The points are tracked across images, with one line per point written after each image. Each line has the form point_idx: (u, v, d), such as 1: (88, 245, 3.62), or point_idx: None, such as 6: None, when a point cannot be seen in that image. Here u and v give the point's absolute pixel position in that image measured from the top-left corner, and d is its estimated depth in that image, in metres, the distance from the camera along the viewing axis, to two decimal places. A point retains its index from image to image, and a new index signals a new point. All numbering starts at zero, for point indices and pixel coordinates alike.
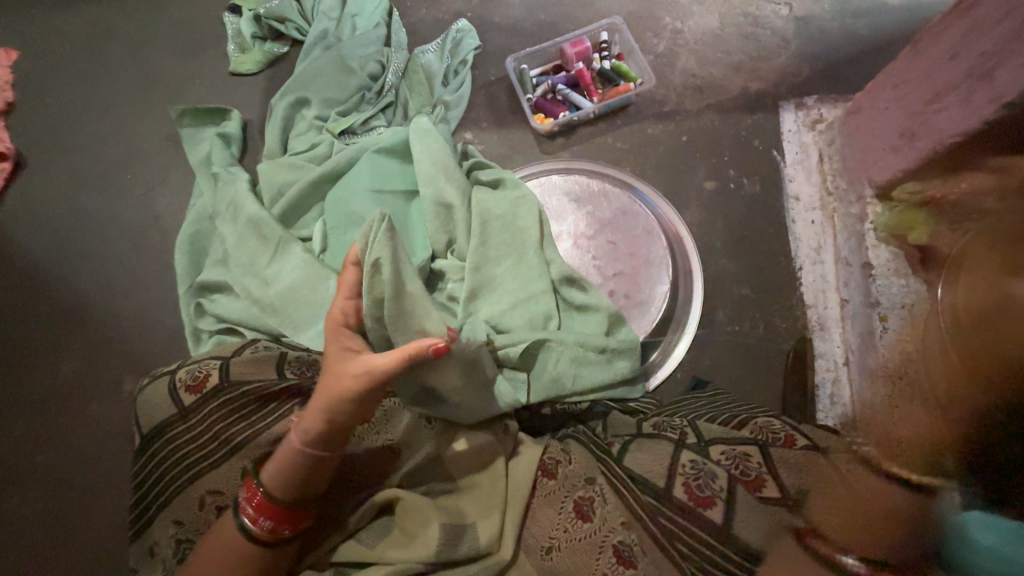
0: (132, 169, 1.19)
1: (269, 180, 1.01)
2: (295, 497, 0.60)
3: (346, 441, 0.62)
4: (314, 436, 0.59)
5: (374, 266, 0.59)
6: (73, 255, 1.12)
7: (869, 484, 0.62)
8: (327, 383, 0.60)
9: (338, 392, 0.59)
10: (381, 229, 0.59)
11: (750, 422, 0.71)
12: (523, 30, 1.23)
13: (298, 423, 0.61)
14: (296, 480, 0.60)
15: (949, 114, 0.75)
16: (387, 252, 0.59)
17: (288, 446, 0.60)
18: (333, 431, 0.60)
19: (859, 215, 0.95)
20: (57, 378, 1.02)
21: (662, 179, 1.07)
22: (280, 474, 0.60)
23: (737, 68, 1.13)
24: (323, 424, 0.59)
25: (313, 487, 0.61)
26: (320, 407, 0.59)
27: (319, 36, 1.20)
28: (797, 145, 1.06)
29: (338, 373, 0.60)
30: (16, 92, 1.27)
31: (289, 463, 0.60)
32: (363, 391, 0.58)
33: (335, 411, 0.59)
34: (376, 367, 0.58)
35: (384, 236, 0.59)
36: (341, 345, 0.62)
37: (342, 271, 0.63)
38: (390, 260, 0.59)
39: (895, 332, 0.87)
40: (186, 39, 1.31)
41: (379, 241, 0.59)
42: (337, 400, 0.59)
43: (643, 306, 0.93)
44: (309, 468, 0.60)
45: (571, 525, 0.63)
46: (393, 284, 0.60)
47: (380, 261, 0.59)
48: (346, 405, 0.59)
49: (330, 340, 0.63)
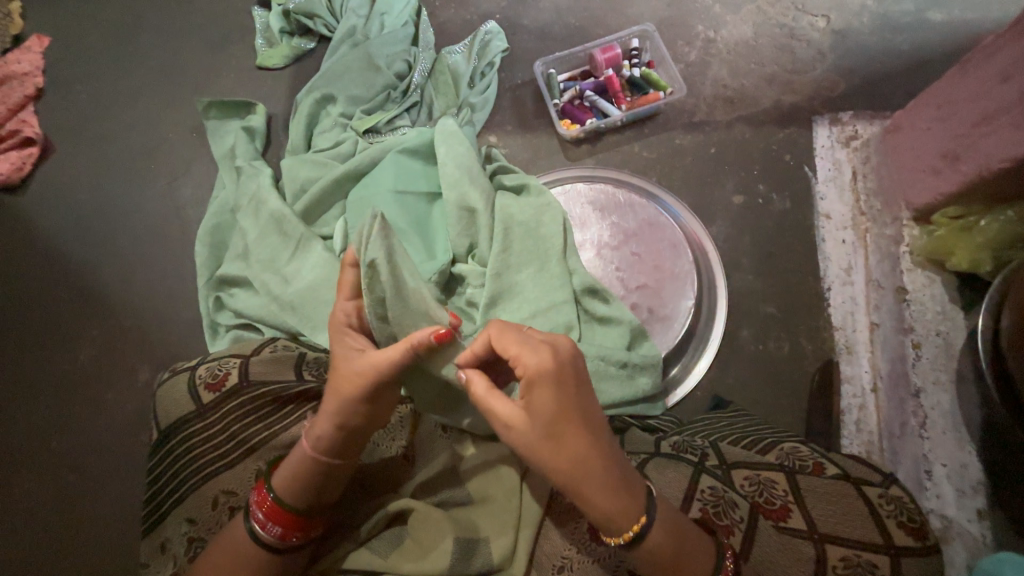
0: (157, 160, 1.20)
1: (293, 176, 1.01)
2: (311, 503, 0.59)
3: (358, 445, 0.60)
4: (326, 440, 0.58)
5: (370, 268, 0.56)
6: (96, 242, 1.13)
7: (902, 521, 0.60)
8: (334, 388, 0.58)
9: (344, 392, 0.57)
10: (375, 227, 0.57)
11: (776, 447, 0.68)
12: (551, 34, 1.22)
13: (308, 430, 0.59)
14: (311, 487, 0.59)
15: (997, 138, 0.72)
16: (383, 253, 0.57)
17: (301, 451, 0.59)
18: (345, 433, 0.58)
19: (893, 236, 0.92)
20: (76, 364, 1.03)
21: (689, 191, 1.05)
22: (294, 481, 0.59)
23: (770, 80, 1.11)
24: (335, 428, 0.58)
25: (329, 491, 0.60)
26: (330, 412, 0.58)
27: (347, 33, 1.19)
28: (830, 162, 1.03)
29: (341, 375, 0.58)
30: (47, 78, 1.29)
31: (301, 469, 0.59)
32: (370, 388, 0.57)
33: (345, 413, 0.57)
34: (380, 363, 0.56)
35: (376, 235, 0.57)
36: (344, 346, 0.60)
37: (340, 273, 0.62)
38: (387, 260, 0.57)
39: (929, 361, 0.84)
40: (215, 32, 1.31)
41: (372, 241, 0.57)
42: (345, 401, 0.57)
43: (666, 321, 0.91)
44: (325, 473, 0.59)
45: (586, 546, 0.62)
46: (394, 284, 0.58)
47: (377, 263, 0.56)
48: (355, 404, 0.57)
49: (332, 343, 0.61)
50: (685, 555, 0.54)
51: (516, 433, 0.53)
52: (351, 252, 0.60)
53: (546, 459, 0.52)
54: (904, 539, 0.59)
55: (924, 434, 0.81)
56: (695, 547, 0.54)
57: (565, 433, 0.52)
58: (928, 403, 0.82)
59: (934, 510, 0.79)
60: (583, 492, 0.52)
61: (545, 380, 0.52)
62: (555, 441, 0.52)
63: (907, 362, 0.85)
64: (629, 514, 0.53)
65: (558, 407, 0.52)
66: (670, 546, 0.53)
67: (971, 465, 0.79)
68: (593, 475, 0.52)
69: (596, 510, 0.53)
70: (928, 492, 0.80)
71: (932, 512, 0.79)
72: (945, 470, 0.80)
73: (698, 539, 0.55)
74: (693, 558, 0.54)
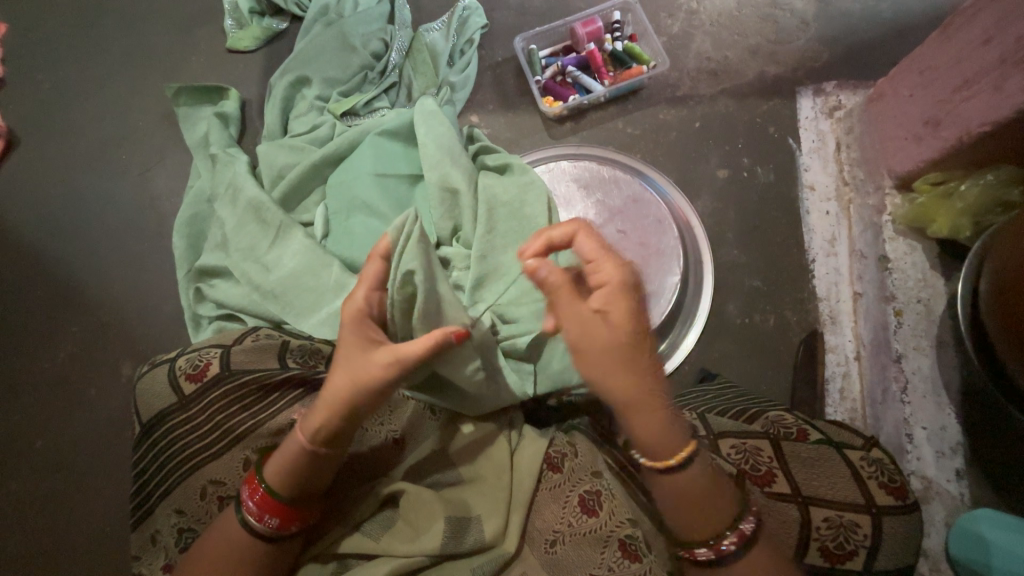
0: (129, 150, 1.16)
1: (270, 161, 0.98)
2: (304, 494, 0.59)
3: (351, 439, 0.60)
4: (329, 432, 0.58)
5: (406, 274, 0.58)
6: (69, 237, 1.09)
7: (883, 482, 0.61)
8: (348, 376, 0.57)
9: (364, 380, 0.56)
10: (416, 228, 0.58)
11: (761, 416, 0.69)
12: (531, 8, 1.19)
13: (305, 419, 0.58)
14: (302, 477, 0.58)
15: (977, 102, 0.72)
16: (418, 261, 0.57)
17: (297, 443, 0.58)
18: (350, 424, 0.58)
19: (876, 206, 0.93)
20: (56, 362, 1.01)
21: (674, 166, 1.04)
22: (288, 470, 0.58)
23: (754, 51, 1.09)
24: (342, 415, 0.57)
25: (320, 481, 0.60)
26: (336, 402, 0.57)
27: (320, 12, 1.15)
28: (814, 133, 1.02)
29: (359, 365, 0.57)
30: (7, 67, 1.23)
31: (294, 458, 0.58)
32: (389, 382, 0.56)
33: (356, 402, 0.57)
34: (407, 355, 0.55)
35: (417, 239, 0.57)
36: (363, 337, 0.58)
37: (366, 263, 0.59)
38: (422, 271, 0.58)
39: (910, 327, 0.85)
40: (183, 14, 1.26)
41: (410, 247, 0.57)
42: (361, 391, 0.56)
43: (653, 297, 0.91)
44: (323, 461, 0.59)
45: (576, 519, 0.63)
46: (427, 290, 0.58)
47: (414, 271, 0.57)
48: (370, 395, 0.57)
49: (346, 332, 0.58)
50: (711, 503, 0.57)
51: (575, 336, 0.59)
52: (384, 242, 0.58)
53: (621, 370, 0.57)
54: (886, 500, 0.60)
55: (905, 398, 0.83)
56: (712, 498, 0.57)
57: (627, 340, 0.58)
58: (909, 368, 0.84)
59: (915, 471, 0.81)
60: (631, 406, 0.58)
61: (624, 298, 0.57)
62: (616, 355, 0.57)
63: (888, 329, 0.87)
64: (675, 446, 0.57)
65: (635, 321, 0.58)
66: (699, 488, 0.57)
67: (950, 427, 0.81)
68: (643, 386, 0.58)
69: (655, 418, 0.58)
70: (910, 455, 0.82)
71: (913, 474, 0.81)
72: (926, 433, 0.82)
73: (725, 492, 0.57)
74: (714, 503, 0.56)
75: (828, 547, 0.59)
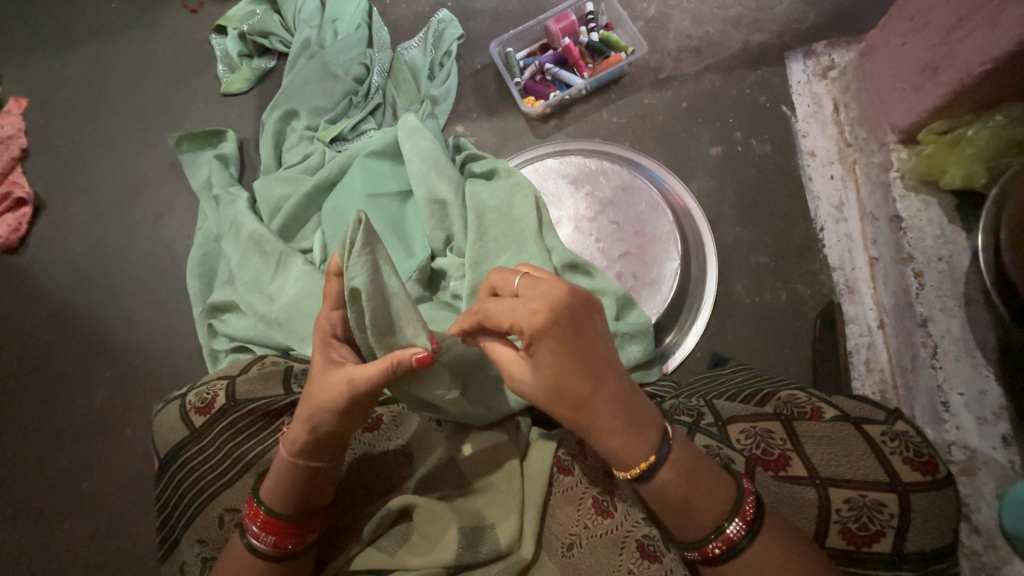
0: (142, 200, 1.22)
1: (267, 195, 1.01)
2: (295, 512, 0.59)
3: (329, 458, 0.60)
4: (300, 450, 0.58)
5: (352, 291, 0.54)
6: (96, 288, 1.16)
7: (909, 457, 0.57)
8: (311, 394, 0.58)
9: (322, 399, 0.56)
10: (358, 236, 0.53)
11: (773, 397, 0.66)
12: (505, 13, 1.19)
13: (285, 435, 0.60)
14: (289, 495, 0.59)
15: (974, 40, 0.68)
16: (364, 276, 0.54)
17: (281, 460, 0.59)
18: (318, 442, 0.58)
19: (882, 163, 0.87)
20: (94, 408, 1.06)
21: (664, 150, 1.02)
22: (277, 489, 0.59)
23: (735, 22, 1.06)
24: (307, 435, 0.57)
25: (309, 501, 0.60)
26: (303, 419, 0.58)
27: (302, 45, 1.18)
28: (808, 98, 0.99)
29: (320, 383, 0.58)
30: (30, 138, 1.31)
31: (278, 475, 0.59)
32: (343, 404, 0.56)
33: (317, 422, 0.57)
34: (362, 375, 0.55)
35: (361, 250, 0.53)
36: (326, 357, 0.60)
37: (325, 281, 0.58)
38: (367, 287, 0.54)
39: (934, 288, 0.79)
40: (181, 67, 1.33)
41: (356, 260, 0.53)
42: (319, 410, 0.56)
43: (654, 286, 0.89)
44: (306, 481, 0.59)
45: (591, 520, 0.61)
46: (377, 307, 0.56)
47: (358, 288, 0.54)
48: (328, 416, 0.56)
49: (315, 352, 0.60)
50: None
51: (530, 391, 0.52)
52: (336, 260, 0.56)
53: None
54: (913, 476, 0.56)
55: (936, 364, 0.77)
56: (710, 493, 0.52)
57: (582, 370, 0.51)
58: (937, 332, 0.77)
59: (956, 442, 0.75)
60: (598, 426, 0.52)
61: (549, 334, 0.50)
62: (565, 392, 0.51)
63: (910, 293, 0.80)
64: None
65: None
66: None
67: (990, 391, 0.75)
68: (607, 394, 0.51)
69: None
70: (947, 424, 0.76)
71: (953, 445, 0.75)
72: (963, 399, 0.75)
73: None
74: None
75: (850, 529, 0.56)
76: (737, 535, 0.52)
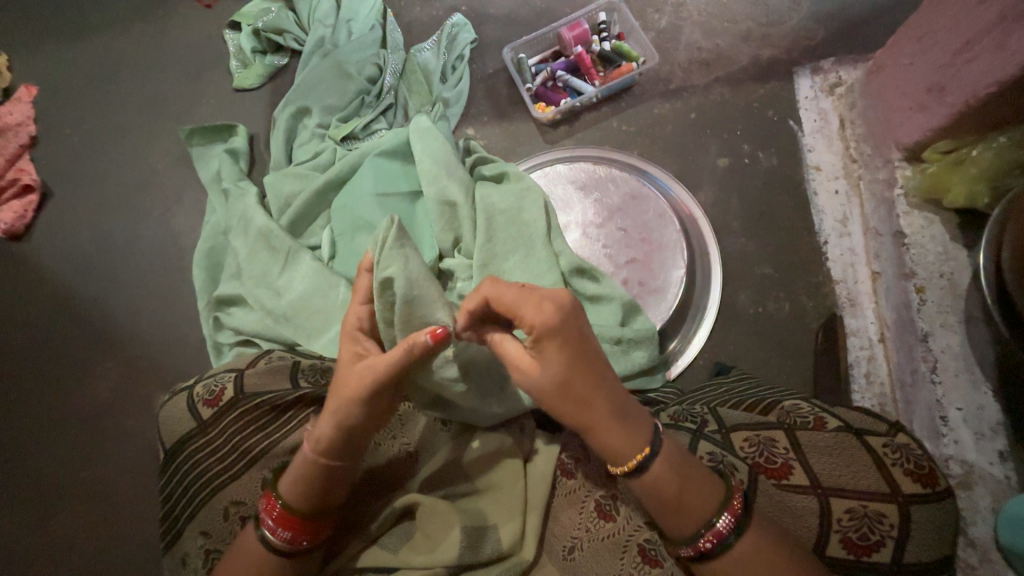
0: (151, 192, 1.22)
1: (277, 191, 1.02)
2: (315, 508, 0.60)
3: (353, 454, 0.60)
4: (326, 444, 0.58)
5: (384, 281, 0.58)
6: (101, 278, 1.16)
7: (910, 468, 0.58)
8: (339, 387, 0.58)
9: (350, 392, 0.57)
10: (391, 232, 0.59)
11: (776, 407, 0.66)
12: (519, 19, 1.21)
13: (310, 431, 0.60)
14: (312, 491, 0.59)
15: (980, 63, 0.70)
16: (397, 267, 0.58)
17: (304, 456, 0.60)
18: (345, 437, 0.58)
19: (887, 180, 0.90)
20: (94, 398, 1.06)
21: (672, 159, 1.03)
22: (299, 484, 0.59)
23: (744, 37, 1.08)
24: (333, 428, 0.58)
25: (330, 497, 0.60)
26: (330, 413, 0.58)
27: (316, 44, 1.19)
28: (815, 113, 1.00)
29: (347, 375, 0.58)
30: (39, 126, 1.31)
31: (303, 472, 0.59)
32: (371, 394, 0.56)
33: (342, 416, 0.57)
34: (391, 366, 0.56)
35: (393, 245, 0.59)
36: (353, 351, 0.60)
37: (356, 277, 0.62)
38: (400, 276, 0.58)
39: (935, 304, 0.82)
40: (193, 61, 1.33)
41: (388, 251, 0.58)
42: (348, 404, 0.57)
43: (659, 293, 0.90)
44: (328, 476, 0.59)
45: (593, 524, 0.62)
46: (406, 296, 0.59)
47: (391, 277, 0.58)
48: (356, 408, 0.57)
49: (342, 346, 0.61)
50: None
51: (533, 387, 0.53)
52: (370, 255, 0.61)
53: None
54: (913, 488, 0.57)
55: (935, 378, 0.79)
56: (700, 482, 0.54)
57: (582, 369, 0.52)
58: (937, 347, 0.80)
59: (953, 456, 0.76)
60: (597, 425, 0.53)
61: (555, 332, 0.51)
62: (572, 387, 0.52)
63: (911, 308, 0.83)
64: None
65: None
66: None
67: (988, 406, 0.76)
68: (606, 395, 0.53)
69: None
70: (945, 439, 0.77)
71: (951, 459, 0.76)
72: (961, 414, 0.77)
73: None
74: None
75: (849, 538, 0.57)
76: (727, 529, 0.53)
